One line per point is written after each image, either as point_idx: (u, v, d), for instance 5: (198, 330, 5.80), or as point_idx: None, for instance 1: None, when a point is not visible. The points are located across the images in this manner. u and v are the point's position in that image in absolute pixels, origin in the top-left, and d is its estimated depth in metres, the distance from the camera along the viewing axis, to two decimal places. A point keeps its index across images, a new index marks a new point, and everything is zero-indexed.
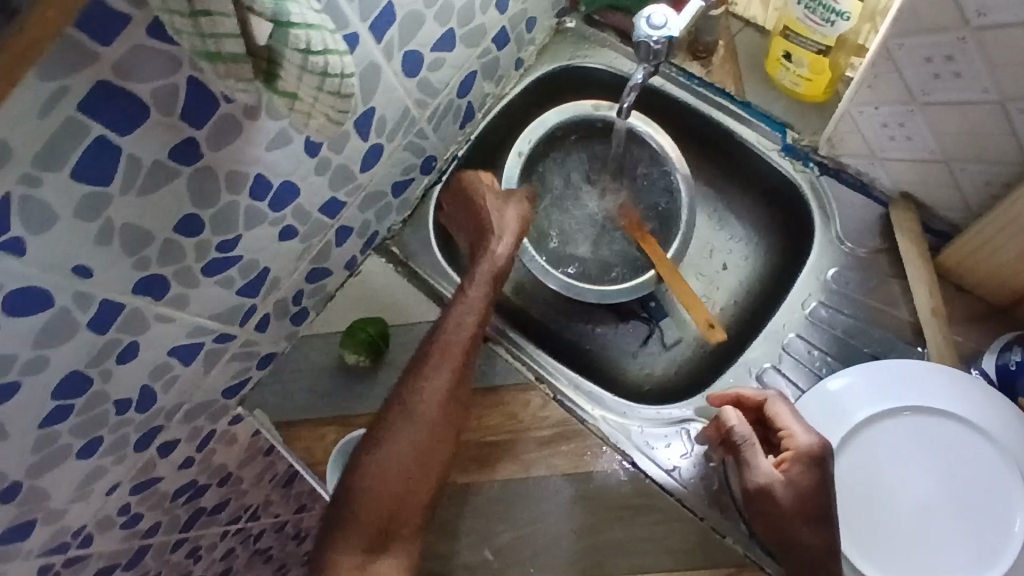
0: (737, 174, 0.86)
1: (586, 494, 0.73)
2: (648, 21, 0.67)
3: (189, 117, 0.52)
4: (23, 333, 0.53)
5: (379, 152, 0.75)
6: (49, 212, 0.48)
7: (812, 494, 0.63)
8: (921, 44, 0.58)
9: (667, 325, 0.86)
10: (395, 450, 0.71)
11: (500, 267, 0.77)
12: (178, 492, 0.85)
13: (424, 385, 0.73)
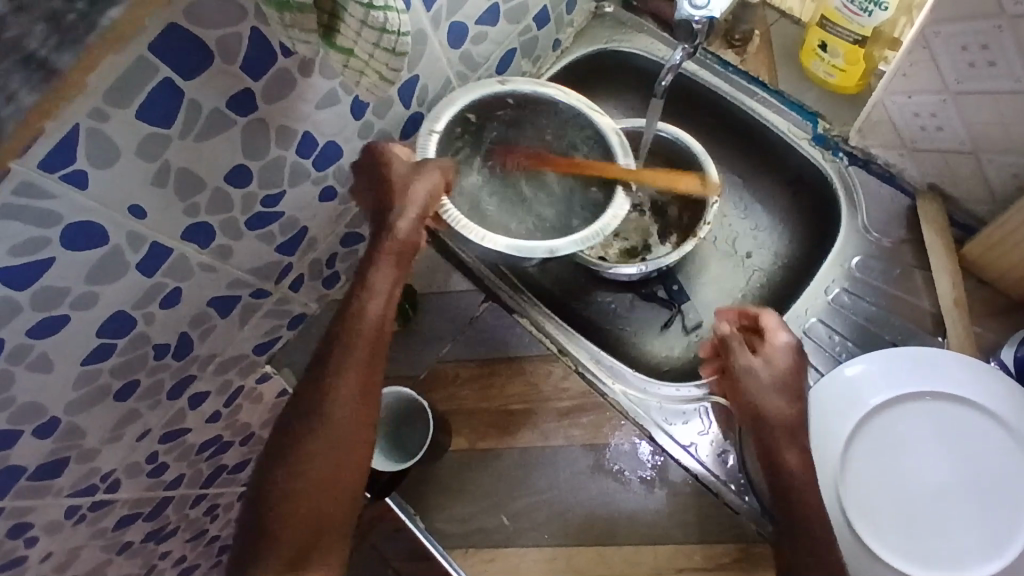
0: (764, 163, 0.86)
1: (602, 465, 0.75)
2: (690, 2, 0.69)
3: (247, 67, 0.54)
4: (78, 267, 0.55)
5: (418, 121, 0.77)
6: (113, 148, 0.50)
7: (790, 373, 0.68)
8: (957, 32, 0.59)
9: (689, 310, 0.86)
10: (298, 464, 0.63)
11: (406, 246, 0.65)
12: (202, 445, 0.88)
13: (326, 394, 0.63)
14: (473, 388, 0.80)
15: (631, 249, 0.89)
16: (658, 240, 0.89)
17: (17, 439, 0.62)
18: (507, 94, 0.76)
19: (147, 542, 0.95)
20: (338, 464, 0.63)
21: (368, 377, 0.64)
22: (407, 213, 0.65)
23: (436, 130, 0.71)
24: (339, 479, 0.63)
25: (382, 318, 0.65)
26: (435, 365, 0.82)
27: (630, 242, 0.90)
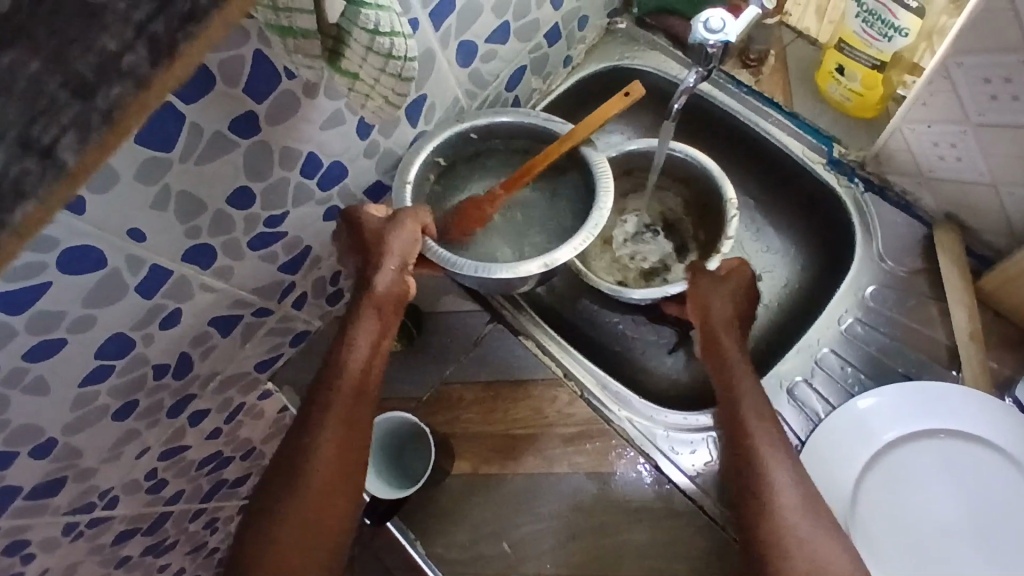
0: (775, 186, 0.85)
1: (604, 494, 0.74)
2: (705, 26, 0.67)
3: (250, 90, 0.53)
4: (75, 292, 0.54)
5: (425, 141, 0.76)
6: (111, 173, 0.49)
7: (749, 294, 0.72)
8: (980, 64, 0.57)
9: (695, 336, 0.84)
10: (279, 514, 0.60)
11: (391, 295, 0.66)
12: (203, 461, 0.87)
13: (307, 442, 0.62)
14: (476, 411, 0.79)
15: (651, 271, 0.89)
16: (677, 258, 0.89)
17: (14, 459, 0.62)
18: (467, 129, 0.74)
19: (146, 555, 0.94)
20: (319, 508, 0.60)
21: (352, 424, 0.63)
22: (388, 266, 0.66)
23: (408, 181, 0.70)
24: (324, 520, 0.60)
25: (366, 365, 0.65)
26: (438, 387, 0.80)
27: (649, 264, 0.89)
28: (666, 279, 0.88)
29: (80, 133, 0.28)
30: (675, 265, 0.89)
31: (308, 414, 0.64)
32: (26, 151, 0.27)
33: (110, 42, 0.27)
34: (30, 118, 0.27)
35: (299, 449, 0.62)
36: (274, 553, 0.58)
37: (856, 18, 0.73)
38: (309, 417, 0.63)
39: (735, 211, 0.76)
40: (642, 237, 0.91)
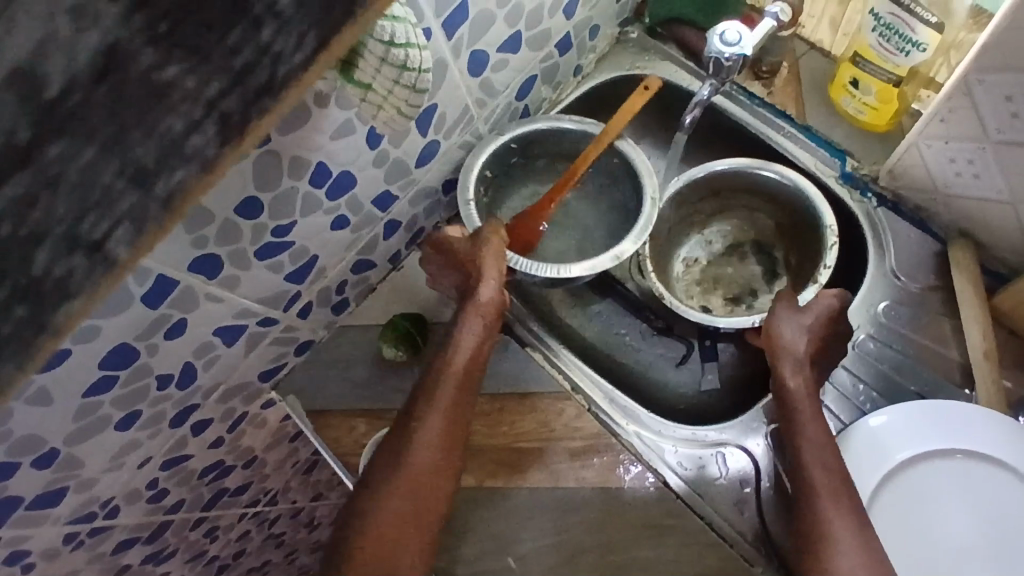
0: None
1: (609, 509, 0.73)
2: (721, 38, 0.67)
3: None
4: None
5: (435, 149, 0.75)
6: None
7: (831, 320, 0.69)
8: (1002, 82, 0.57)
9: (708, 368, 0.83)
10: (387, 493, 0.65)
11: (492, 306, 0.72)
12: (204, 470, 0.86)
13: (414, 431, 0.67)
14: (482, 422, 0.78)
15: (736, 296, 0.86)
16: (766, 285, 0.85)
17: (16, 470, 0.61)
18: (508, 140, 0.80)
19: (145, 564, 0.93)
20: (425, 489, 0.65)
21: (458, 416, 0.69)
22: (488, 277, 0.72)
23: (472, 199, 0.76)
24: (427, 500, 0.65)
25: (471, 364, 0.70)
26: None
27: (735, 289, 0.86)
28: (750, 306, 0.85)
29: (127, 230, 0.36)
30: (764, 292, 0.85)
31: (414, 407, 0.69)
32: (76, 247, 0.35)
33: (175, 124, 0.34)
34: (81, 213, 0.34)
35: (408, 434, 0.67)
36: (383, 526, 0.63)
37: (872, 32, 0.72)
38: (415, 409, 0.68)
39: (835, 241, 0.74)
40: (728, 258, 0.88)
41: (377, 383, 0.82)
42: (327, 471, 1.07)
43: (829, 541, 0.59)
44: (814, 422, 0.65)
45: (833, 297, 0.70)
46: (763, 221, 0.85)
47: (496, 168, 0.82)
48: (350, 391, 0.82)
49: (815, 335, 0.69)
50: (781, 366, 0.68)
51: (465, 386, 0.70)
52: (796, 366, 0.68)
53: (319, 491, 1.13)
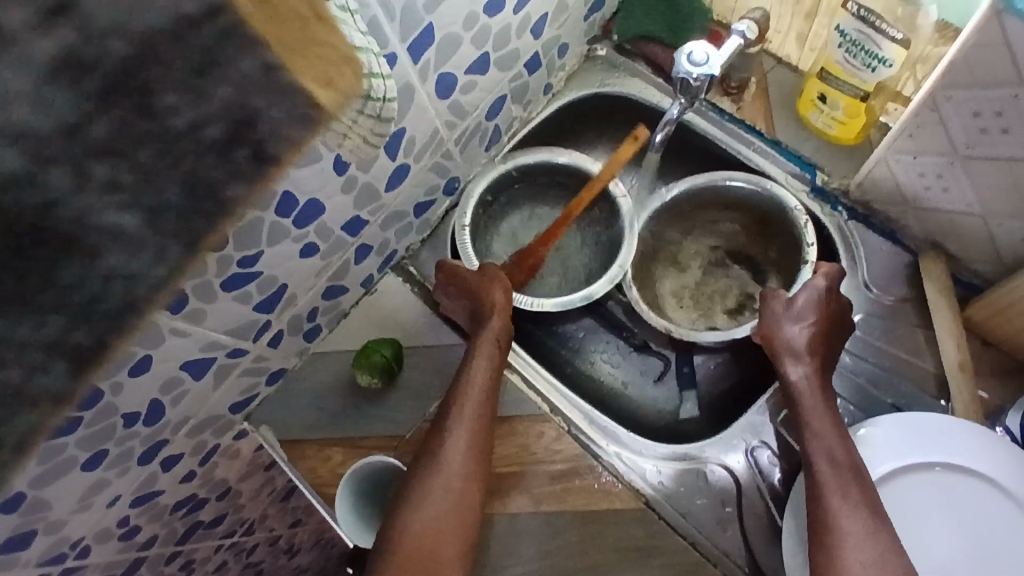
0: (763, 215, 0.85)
1: (593, 534, 0.71)
2: (689, 58, 0.67)
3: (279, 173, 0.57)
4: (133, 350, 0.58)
5: (405, 172, 0.74)
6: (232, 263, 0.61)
7: (824, 315, 0.71)
8: (970, 97, 0.57)
9: (687, 396, 0.83)
10: (426, 495, 0.67)
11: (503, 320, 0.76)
12: (177, 505, 0.83)
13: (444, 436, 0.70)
14: None
15: (733, 306, 0.85)
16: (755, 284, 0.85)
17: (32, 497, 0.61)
18: (511, 169, 0.86)
19: None
20: (460, 488, 0.67)
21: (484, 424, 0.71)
22: (498, 295, 0.77)
23: (467, 224, 0.83)
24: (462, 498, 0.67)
25: (490, 373, 0.73)
26: (419, 424, 0.79)
27: (729, 300, 0.85)
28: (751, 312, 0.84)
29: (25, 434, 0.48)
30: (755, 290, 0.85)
31: (442, 417, 0.71)
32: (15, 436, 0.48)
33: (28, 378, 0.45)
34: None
35: (439, 451, 0.69)
36: (424, 524, 0.65)
37: (839, 47, 0.72)
38: (444, 420, 0.71)
39: (803, 218, 0.77)
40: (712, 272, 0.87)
41: (353, 412, 0.80)
42: (304, 498, 1.05)
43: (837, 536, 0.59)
44: (822, 417, 0.66)
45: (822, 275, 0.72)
46: (730, 228, 0.86)
47: (497, 193, 0.88)
48: (324, 420, 0.80)
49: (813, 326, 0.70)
50: (781, 365, 0.70)
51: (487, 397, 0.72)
52: (794, 362, 0.70)
53: (298, 517, 1.10)
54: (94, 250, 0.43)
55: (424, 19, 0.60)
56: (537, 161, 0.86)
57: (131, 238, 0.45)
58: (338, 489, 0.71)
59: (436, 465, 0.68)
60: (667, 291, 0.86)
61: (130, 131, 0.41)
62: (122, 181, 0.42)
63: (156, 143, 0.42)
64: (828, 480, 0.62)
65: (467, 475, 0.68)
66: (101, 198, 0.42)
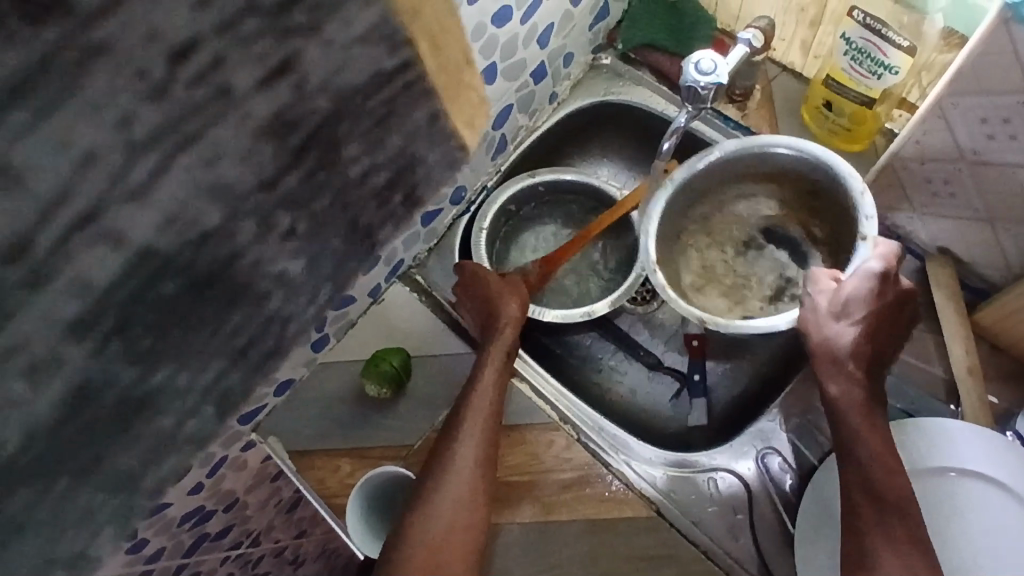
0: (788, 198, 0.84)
1: (605, 542, 0.72)
2: (696, 67, 0.67)
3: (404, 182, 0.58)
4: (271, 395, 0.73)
5: None
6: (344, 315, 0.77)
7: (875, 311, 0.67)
8: (979, 104, 0.57)
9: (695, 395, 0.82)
10: (433, 503, 0.66)
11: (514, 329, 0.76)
12: (185, 517, 0.83)
13: (453, 446, 0.69)
14: None
15: (775, 292, 0.83)
16: (797, 267, 0.82)
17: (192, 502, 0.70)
18: (537, 183, 0.88)
19: None
20: (468, 498, 0.67)
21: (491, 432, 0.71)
22: (511, 304, 0.76)
23: (484, 228, 0.85)
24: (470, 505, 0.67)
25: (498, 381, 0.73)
26: (428, 433, 0.79)
27: (769, 285, 0.83)
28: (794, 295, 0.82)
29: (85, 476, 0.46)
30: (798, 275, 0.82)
31: (452, 427, 0.71)
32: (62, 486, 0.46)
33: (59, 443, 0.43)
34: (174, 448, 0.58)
35: (446, 459, 0.69)
36: (431, 531, 0.65)
37: (845, 55, 0.73)
38: (453, 429, 0.71)
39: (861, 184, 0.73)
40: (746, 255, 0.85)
41: (362, 423, 0.81)
42: (310, 508, 1.05)
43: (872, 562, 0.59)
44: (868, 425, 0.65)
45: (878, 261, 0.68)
46: (763, 205, 0.84)
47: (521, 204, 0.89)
48: (334, 430, 0.80)
49: (860, 324, 0.68)
50: (824, 370, 0.69)
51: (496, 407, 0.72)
52: (838, 367, 0.68)
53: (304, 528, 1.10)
54: (262, 294, 0.53)
55: None
56: (559, 177, 0.88)
57: (292, 282, 0.56)
58: (348, 500, 0.71)
59: (443, 472, 0.68)
60: (698, 277, 0.84)
61: (313, 183, 0.50)
62: (296, 229, 0.52)
63: (328, 193, 0.52)
64: (865, 501, 0.62)
65: (474, 486, 0.68)
66: (278, 247, 0.51)
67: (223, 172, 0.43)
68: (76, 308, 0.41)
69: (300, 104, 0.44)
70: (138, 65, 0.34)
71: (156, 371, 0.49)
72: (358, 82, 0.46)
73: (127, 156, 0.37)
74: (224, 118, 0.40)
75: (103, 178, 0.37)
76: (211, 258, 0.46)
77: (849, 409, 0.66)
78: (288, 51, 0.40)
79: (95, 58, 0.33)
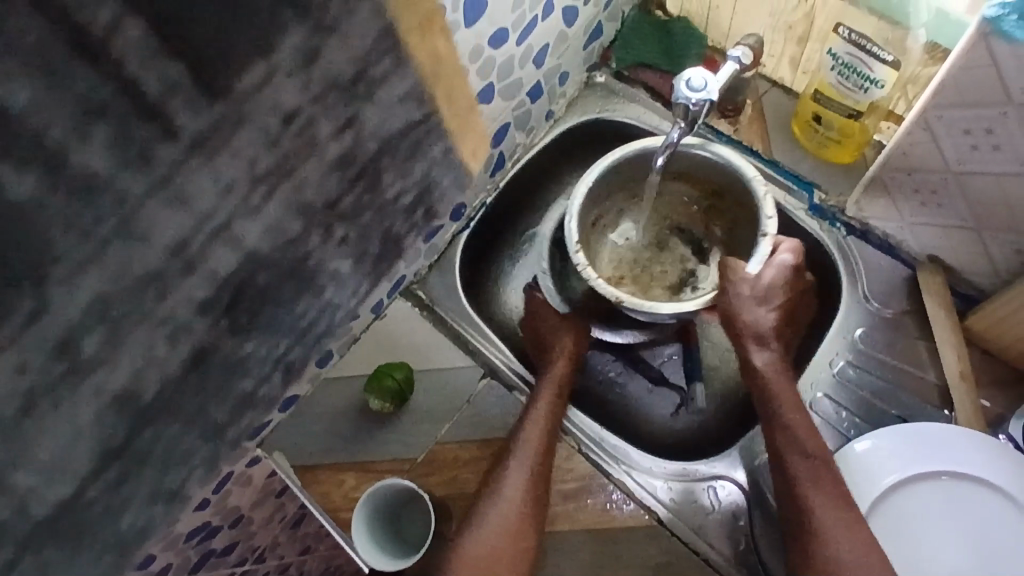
0: None
1: (607, 551, 0.74)
2: (687, 84, 0.70)
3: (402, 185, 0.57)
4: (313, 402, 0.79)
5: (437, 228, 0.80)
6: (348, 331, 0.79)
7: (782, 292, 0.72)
8: (961, 117, 0.59)
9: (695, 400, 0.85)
10: (484, 526, 0.70)
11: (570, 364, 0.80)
12: (191, 533, 0.83)
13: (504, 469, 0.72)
14: (474, 469, 0.79)
15: (678, 282, 0.89)
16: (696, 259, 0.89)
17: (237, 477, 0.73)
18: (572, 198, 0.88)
19: None
20: (517, 523, 0.70)
21: (544, 462, 0.73)
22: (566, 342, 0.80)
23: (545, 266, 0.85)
24: (521, 529, 0.70)
25: (552, 413, 0.76)
26: (433, 446, 0.81)
27: (673, 276, 0.89)
28: (695, 286, 0.88)
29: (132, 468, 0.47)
30: (700, 268, 0.89)
31: (505, 455, 0.74)
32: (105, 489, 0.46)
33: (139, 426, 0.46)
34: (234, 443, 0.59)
35: (497, 484, 0.72)
36: (479, 549, 0.69)
37: (832, 70, 0.75)
38: (506, 457, 0.74)
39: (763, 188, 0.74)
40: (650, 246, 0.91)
41: (368, 436, 0.82)
42: (315, 523, 1.05)
43: (814, 520, 0.65)
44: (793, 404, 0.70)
45: (788, 251, 0.72)
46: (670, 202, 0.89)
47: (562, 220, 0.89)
48: (338, 444, 0.81)
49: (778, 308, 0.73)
50: (747, 346, 0.74)
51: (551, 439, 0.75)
52: (761, 344, 0.74)
53: (309, 544, 1.11)
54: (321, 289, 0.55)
55: None
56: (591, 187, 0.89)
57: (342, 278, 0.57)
58: (354, 515, 0.71)
59: (493, 498, 0.71)
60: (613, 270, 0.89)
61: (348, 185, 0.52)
62: (347, 239, 0.54)
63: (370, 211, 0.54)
64: (799, 461, 0.67)
65: (522, 513, 0.70)
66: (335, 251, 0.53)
67: (307, 195, 0.47)
68: (205, 290, 0.43)
69: (358, 148, 0.48)
70: (264, 125, 0.39)
71: (250, 341, 0.50)
72: (396, 127, 0.48)
73: (249, 185, 0.42)
74: (309, 162, 0.45)
75: (234, 201, 0.41)
76: (290, 259, 0.49)
77: (774, 380, 0.72)
78: (352, 109, 0.44)
79: (242, 123, 0.38)
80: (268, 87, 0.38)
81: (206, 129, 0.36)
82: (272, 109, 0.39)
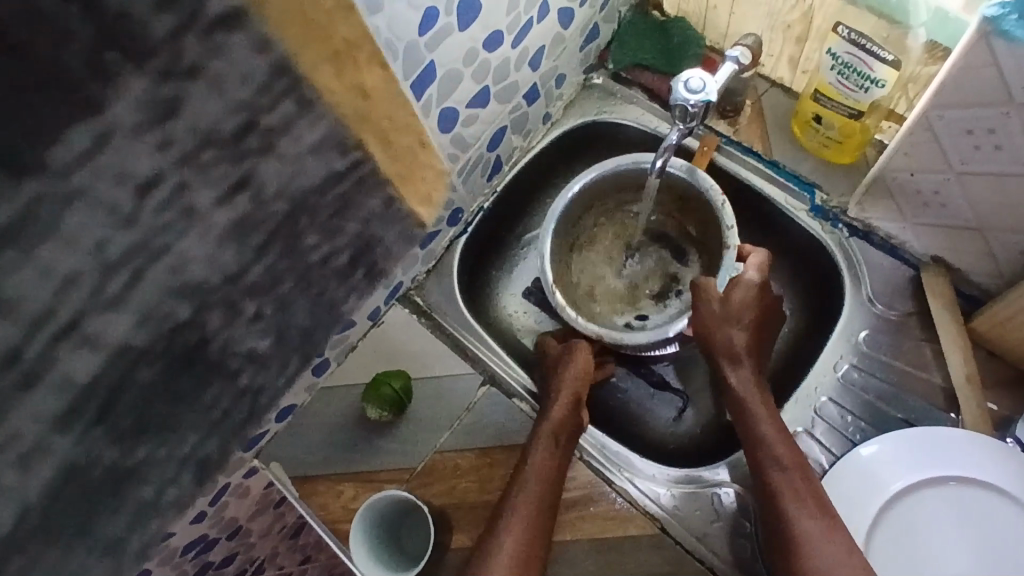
0: (753, 219, 0.86)
1: (611, 561, 0.72)
2: (685, 86, 0.68)
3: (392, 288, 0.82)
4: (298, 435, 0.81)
5: (430, 236, 0.81)
6: (344, 340, 0.80)
7: (749, 308, 0.73)
8: (962, 117, 0.58)
9: (699, 403, 0.84)
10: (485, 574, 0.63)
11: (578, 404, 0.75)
12: (189, 545, 0.82)
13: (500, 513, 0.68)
14: (474, 479, 0.77)
15: (661, 291, 0.88)
16: (678, 267, 0.88)
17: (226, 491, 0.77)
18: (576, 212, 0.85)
19: None
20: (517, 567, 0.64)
21: (545, 502, 0.68)
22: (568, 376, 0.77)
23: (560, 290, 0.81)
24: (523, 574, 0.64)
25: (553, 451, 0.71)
26: (431, 455, 0.79)
27: (657, 286, 0.88)
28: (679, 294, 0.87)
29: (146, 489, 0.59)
30: (682, 274, 0.88)
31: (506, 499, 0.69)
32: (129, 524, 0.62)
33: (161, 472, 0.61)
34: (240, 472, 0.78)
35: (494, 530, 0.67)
36: None
37: (832, 70, 0.74)
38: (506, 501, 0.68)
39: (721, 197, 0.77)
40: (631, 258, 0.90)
41: (365, 446, 0.80)
42: (314, 533, 1.04)
43: (796, 536, 0.62)
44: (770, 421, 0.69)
45: (753, 270, 0.73)
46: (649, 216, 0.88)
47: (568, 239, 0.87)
48: (336, 454, 0.80)
49: (748, 327, 0.73)
50: (722, 366, 0.73)
51: (553, 481, 0.70)
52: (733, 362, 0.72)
53: (309, 554, 1.09)
54: (234, 372, 0.61)
55: (425, 58, 0.60)
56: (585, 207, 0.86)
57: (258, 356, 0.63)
58: (352, 525, 0.71)
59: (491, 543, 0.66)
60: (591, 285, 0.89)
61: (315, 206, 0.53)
62: (262, 314, 0.59)
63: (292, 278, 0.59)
64: (778, 475, 0.65)
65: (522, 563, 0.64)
66: (245, 328, 0.58)
67: (196, 273, 0.50)
68: (83, 384, 0.46)
69: (256, 211, 0.51)
70: (110, 200, 0.41)
71: (151, 429, 0.56)
72: (317, 180, 0.54)
73: (101, 275, 0.43)
74: (185, 235, 0.47)
75: (80, 296, 0.43)
76: (184, 343, 0.53)
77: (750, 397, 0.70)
78: (242, 169, 0.48)
79: (76, 200, 0.39)
80: (92, 164, 0.38)
81: (12, 220, 0.37)
82: (122, 178, 0.40)
